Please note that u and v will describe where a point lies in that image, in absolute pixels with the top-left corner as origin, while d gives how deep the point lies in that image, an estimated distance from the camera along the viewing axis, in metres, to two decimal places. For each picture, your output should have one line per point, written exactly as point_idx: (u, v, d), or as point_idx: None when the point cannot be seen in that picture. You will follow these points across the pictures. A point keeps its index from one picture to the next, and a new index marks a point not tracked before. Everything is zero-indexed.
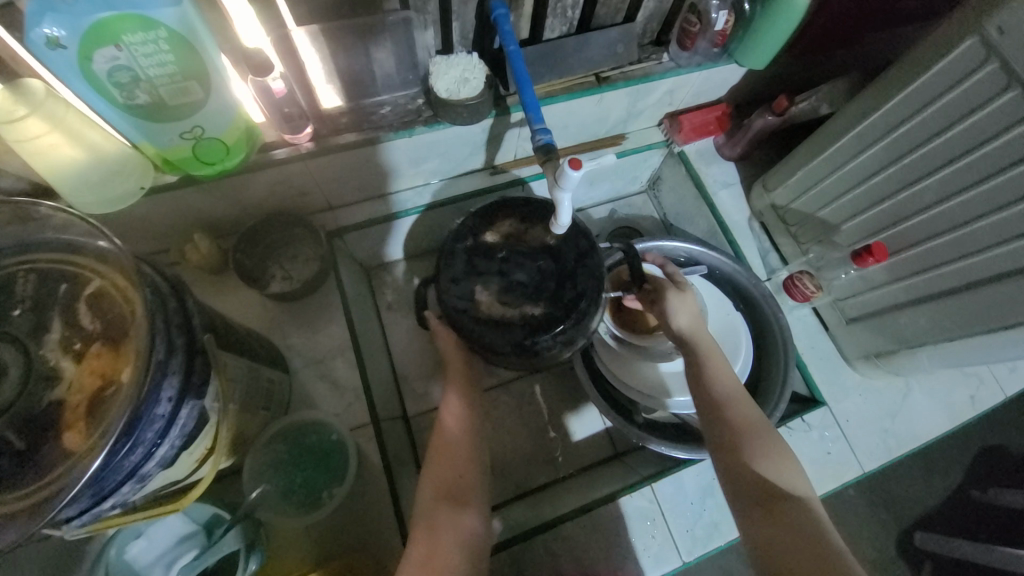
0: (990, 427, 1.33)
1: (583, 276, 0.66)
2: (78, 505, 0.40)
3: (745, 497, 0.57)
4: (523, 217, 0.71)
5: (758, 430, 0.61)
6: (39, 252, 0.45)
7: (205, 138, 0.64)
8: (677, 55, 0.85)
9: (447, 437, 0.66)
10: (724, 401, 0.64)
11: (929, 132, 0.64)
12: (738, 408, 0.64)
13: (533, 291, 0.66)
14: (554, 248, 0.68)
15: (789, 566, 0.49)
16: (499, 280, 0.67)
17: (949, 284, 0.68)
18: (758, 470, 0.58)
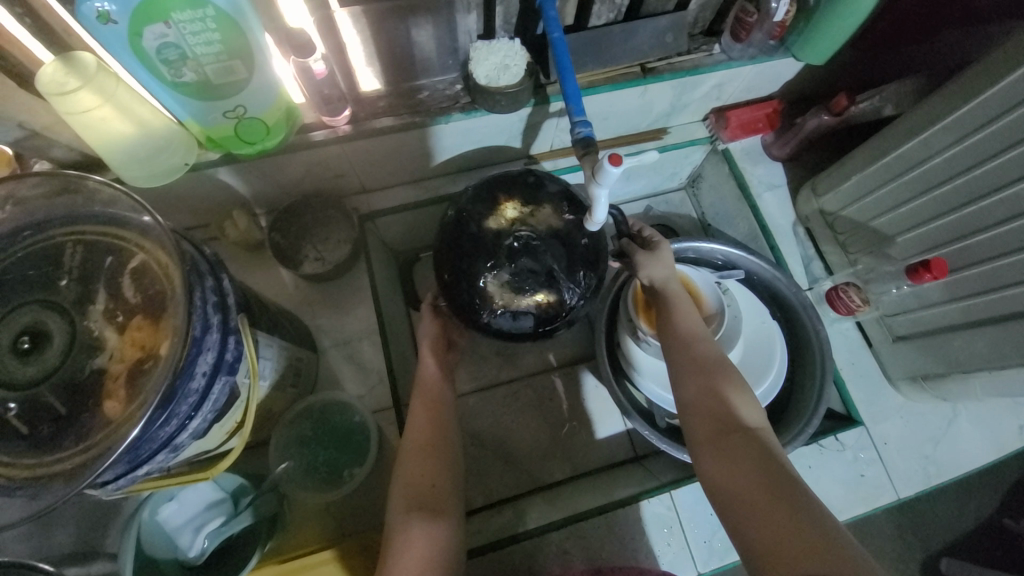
0: None
1: (588, 258, 0.69)
2: (115, 470, 0.42)
3: (700, 428, 0.56)
4: (524, 197, 0.71)
5: (719, 361, 0.59)
6: (88, 224, 0.47)
7: (247, 117, 0.65)
8: (729, 47, 0.81)
9: (419, 435, 0.65)
10: (686, 336, 0.62)
11: (1007, 141, 0.58)
12: (693, 338, 0.61)
13: (542, 279, 0.68)
14: (562, 233, 0.69)
15: (737, 492, 0.50)
16: (510, 268, 0.68)
17: (1014, 308, 0.63)
18: (717, 403, 0.56)
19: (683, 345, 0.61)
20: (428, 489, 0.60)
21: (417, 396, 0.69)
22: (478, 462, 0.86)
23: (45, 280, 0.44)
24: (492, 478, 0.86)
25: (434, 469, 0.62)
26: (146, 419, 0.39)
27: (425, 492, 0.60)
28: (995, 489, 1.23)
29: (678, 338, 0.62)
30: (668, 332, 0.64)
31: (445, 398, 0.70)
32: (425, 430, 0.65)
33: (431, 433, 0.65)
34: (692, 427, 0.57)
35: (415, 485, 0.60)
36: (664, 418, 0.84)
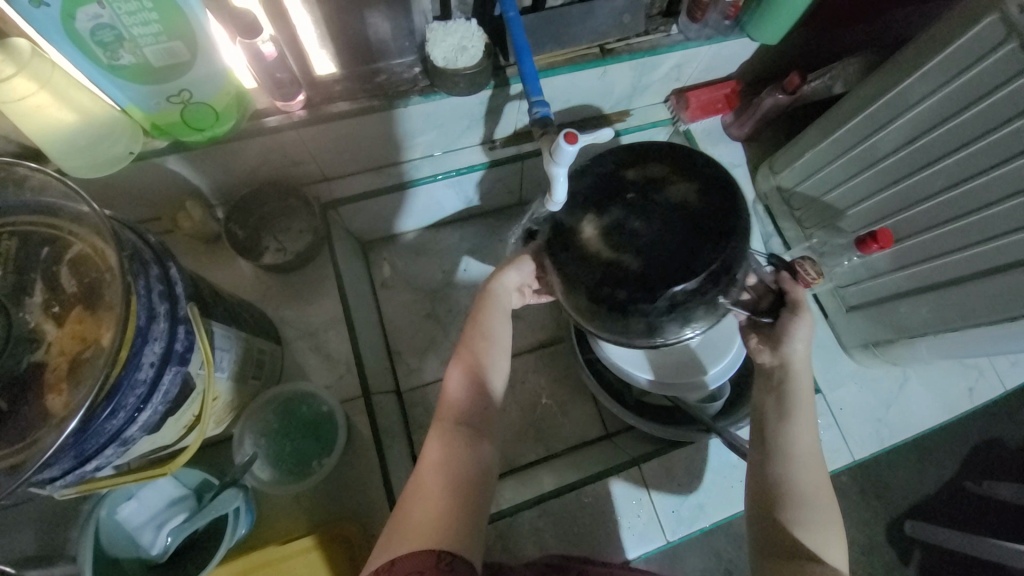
0: (988, 419, 1.33)
1: (720, 253, 0.47)
2: (61, 466, 0.40)
3: (770, 547, 0.53)
4: (684, 167, 0.51)
5: (813, 492, 0.55)
6: (18, 216, 0.44)
7: (194, 103, 0.63)
8: (686, 28, 0.82)
9: (459, 380, 0.59)
10: (794, 452, 0.56)
11: (942, 114, 0.61)
12: (805, 465, 0.56)
13: (659, 238, 0.48)
14: (700, 213, 0.48)
15: None
16: (613, 213, 0.49)
17: (953, 274, 0.66)
18: (798, 533, 0.53)
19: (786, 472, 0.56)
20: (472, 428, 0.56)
21: (462, 347, 0.62)
22: None
23: None
24: None
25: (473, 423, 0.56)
26: (86, 412, 0.38)
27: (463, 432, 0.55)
28: (948, 451, 1.31)
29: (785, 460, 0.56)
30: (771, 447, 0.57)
31: (495, 351, 0.61)
32: (465, 378, 0.59)
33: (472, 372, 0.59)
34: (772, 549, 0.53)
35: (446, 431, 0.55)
36: (634, 395, 0.85)
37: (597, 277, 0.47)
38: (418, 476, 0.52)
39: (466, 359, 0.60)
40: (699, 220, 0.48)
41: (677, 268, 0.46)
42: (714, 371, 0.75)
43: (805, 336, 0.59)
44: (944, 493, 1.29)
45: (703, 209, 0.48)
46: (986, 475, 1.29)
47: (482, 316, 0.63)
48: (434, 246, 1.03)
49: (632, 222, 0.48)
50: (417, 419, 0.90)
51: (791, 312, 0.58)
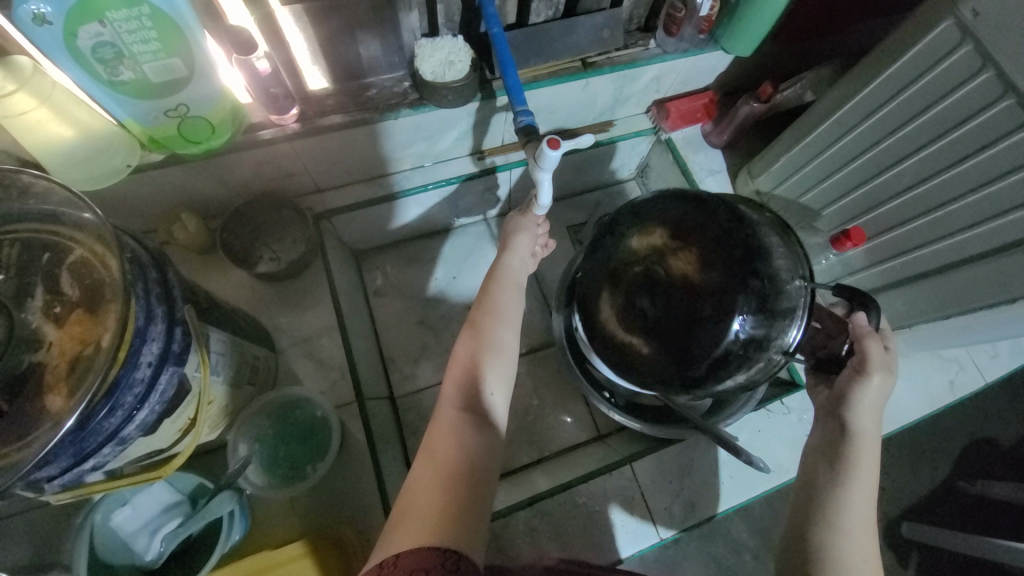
0: (976, 419, 1.35)
1: (718, 328, 0.57)
2: (58, 464, 0.41)
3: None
4: (681, 232, 0.61)
5: (860, 556, 0.52)
6: (21, 224, 0.46)
7: (190, 117, 0.65)
8: (663, 42, 0.86)
9: (458, 371, 0.60)
10: (846, 514, 0.55)
11: (904, 116, 0.65)
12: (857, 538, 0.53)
13: (670, 316, 0.58)
14: (697, 287, 0.58)
15: None
16: (624, 297, 0.61)
17: (927, 266, 0.69)
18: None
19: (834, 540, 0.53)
20: (471, 414, 0.57)
21: (462, 340, 0.63)
22: None
23: None
24: None
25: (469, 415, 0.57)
26: (87, 409, 0.39)
27: (461, 420, 0.56)
28: (941, 453, 1.33)
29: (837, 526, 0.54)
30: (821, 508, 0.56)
31: (496, 336, 0.63)
32: (463, 371, 0.60)
33: (470, 362, 0.60)
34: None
35: (447, 425, 0.56)
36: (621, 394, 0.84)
37: (619, 358, 0.62)
38: (415, 478, 0.52)
39: (466, 348, 0.62)
40: (704, 290, 0.58)
41: (680, 349, 0.58)
42: None
43: (872, 398, 0.60)
44: (939, 493, 1.30)
45: (699, 283, 0.58)
46: (979, 475, 1.31)
47: (490, 304, 0.66)
48: (426, 255, 1.05)
49: (644, 301, 0.60)
50: (411, 425, 0.90)
51: (856, 375, 0.61)
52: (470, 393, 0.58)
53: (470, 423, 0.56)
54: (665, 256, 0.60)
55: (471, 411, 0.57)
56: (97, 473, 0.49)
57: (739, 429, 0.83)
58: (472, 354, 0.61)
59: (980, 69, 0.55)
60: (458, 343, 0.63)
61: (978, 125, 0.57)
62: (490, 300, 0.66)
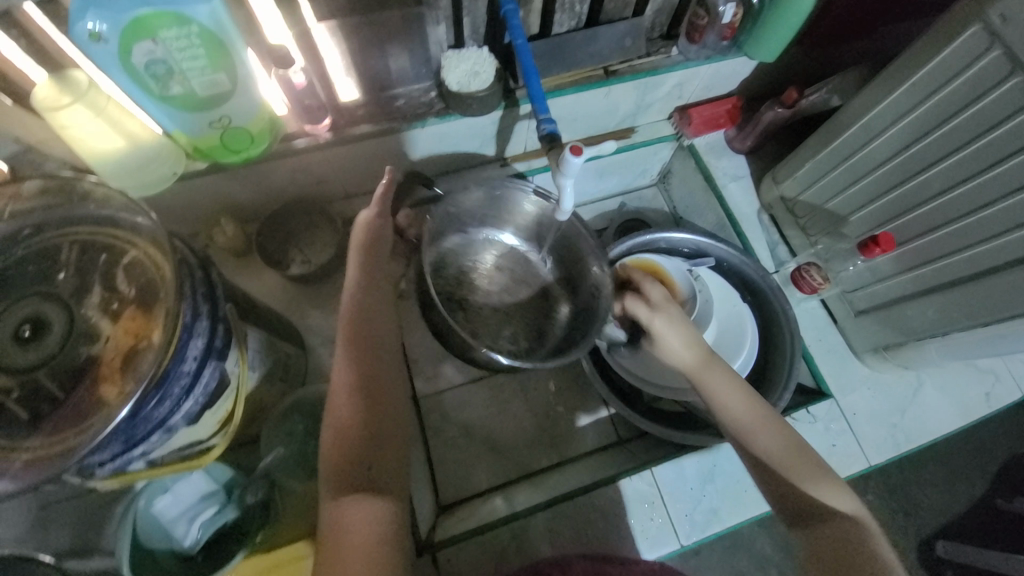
0: (1018, 436, 1.29)
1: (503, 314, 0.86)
2: (111, 451, 0.44)
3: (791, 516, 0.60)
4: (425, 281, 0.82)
5: (784, 458, 0.61)
6: (83, 225, 0.50)
7: (232, 127, 0.69)
8: (686, 49, 0.87)
9: (343, 387, 0.59)
10: (754, 441, 0.63)
11: (934, 120, 0.64)
12: (815, 476, 0.60)
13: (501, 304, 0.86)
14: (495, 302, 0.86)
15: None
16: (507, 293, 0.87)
17: (957, 274, 0.67)
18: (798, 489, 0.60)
19: (802, 494, 0.59)
20: (365, 391, 0.59)
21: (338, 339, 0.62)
22: (467, 453, 0.88)
23: (43, 275, 0.47)
24: (478, 468, 0.87)
25: (360, 457, 0.55)
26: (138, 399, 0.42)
27: (349, 492, 0.53)
28: (980, 469, 1.27)
29: (798, 477, 0.60)
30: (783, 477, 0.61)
31: (376, 311, 0.65)
32: (359, 358, 0.61)
33: (357, 355, 0.61)
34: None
35: (353, 521, 0.51)
36: (644, 401, 0.88)
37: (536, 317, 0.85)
38: (337, 519, 0.52)
39: (348, 345, 0.61)
40: (458, 243, 0.85)
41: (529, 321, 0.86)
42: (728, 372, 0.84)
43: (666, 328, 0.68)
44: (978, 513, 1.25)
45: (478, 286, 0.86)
46: None
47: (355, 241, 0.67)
48: None
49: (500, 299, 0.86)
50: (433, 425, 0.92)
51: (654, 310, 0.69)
52: (363, 394, 0.59)
53: (363, 488, 0.54)
54: (485, 281, 0.86)
55: (365, 435, 0.57)
56: (135, 463, 0.51)
57: None
58: (359, 347, 0.62)
59: (1011, 73, 0.54)
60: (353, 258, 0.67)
61: (1012, 128, 0.56)
62: (364, 234, 0.67)
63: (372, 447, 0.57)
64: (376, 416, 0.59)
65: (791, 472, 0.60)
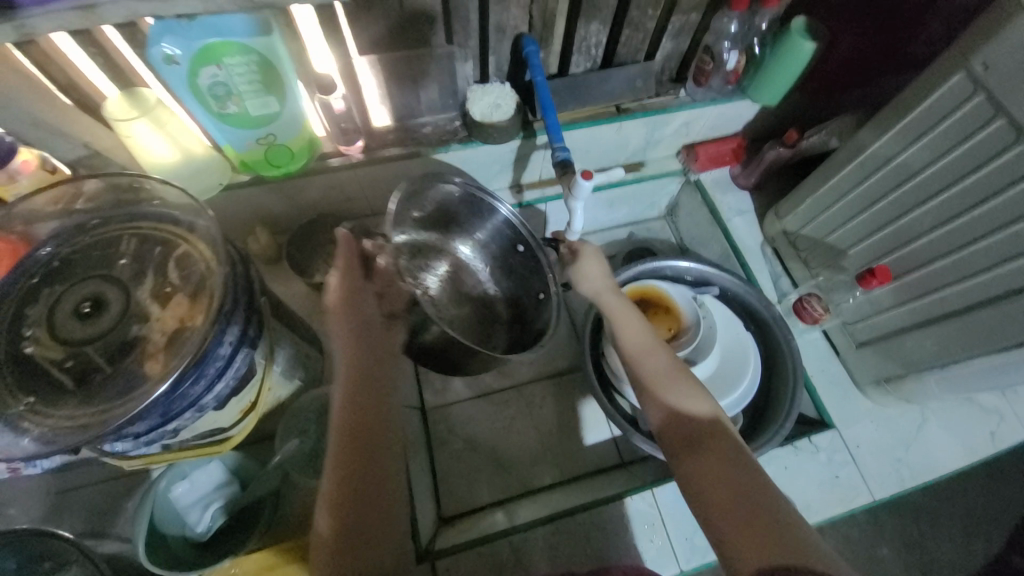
0: None
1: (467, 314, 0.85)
2: (147, 423, 0.48)
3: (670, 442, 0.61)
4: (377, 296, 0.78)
5: (666, 374, 0.65)
6: (143, 220, 0.56)
7: (276, 144, 0.76)
8: (693, 92, 0.94)
9: (332, 477, 0.55)
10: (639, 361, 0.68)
11: (924, 160, 0.68)
12: (686, 389, 0.64)
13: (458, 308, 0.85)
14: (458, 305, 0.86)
15: (718, 494, 0.54)
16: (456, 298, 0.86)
17: (952, 306, 0.69)
18: (672, 406, 0.62)
19: (674, 407, 0.62)
20: (361, 457, 0.56)
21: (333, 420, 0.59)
22: (471, 468, 0.89)
23: (105, 261, 0.52)
24: (481, 482, 0.88)
25: (353, 549, 0.52)
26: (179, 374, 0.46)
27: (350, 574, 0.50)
28: (999, 526, 1.23)
29: (672, 390, 0.63)
30: (664, 385, 0.64)
31: (361, 401, 0.60)
32: (352, 442, 0.57)
33: (350, 448, 0.57)
34: (703, 490, 0.55)
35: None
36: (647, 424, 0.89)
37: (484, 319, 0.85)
38: None
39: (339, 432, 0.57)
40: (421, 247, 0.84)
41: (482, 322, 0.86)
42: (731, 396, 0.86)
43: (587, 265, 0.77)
44: None
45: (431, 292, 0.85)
46: None
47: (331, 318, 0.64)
48: None
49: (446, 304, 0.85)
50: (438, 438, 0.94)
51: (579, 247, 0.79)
52: (355, 474, 0.55)
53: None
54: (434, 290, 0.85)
55: (358, 520, 0.53)
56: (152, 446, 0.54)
57: (765, 463, 0.81)
58: (352, 432, 0.58)
59: (993, 117, 0.59)
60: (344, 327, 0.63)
61: (998, 166, 0.60)
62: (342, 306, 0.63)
63: (368, 535, 0.53)
64: (371, 496, 0.55)
65: (665, 385, 0.64)
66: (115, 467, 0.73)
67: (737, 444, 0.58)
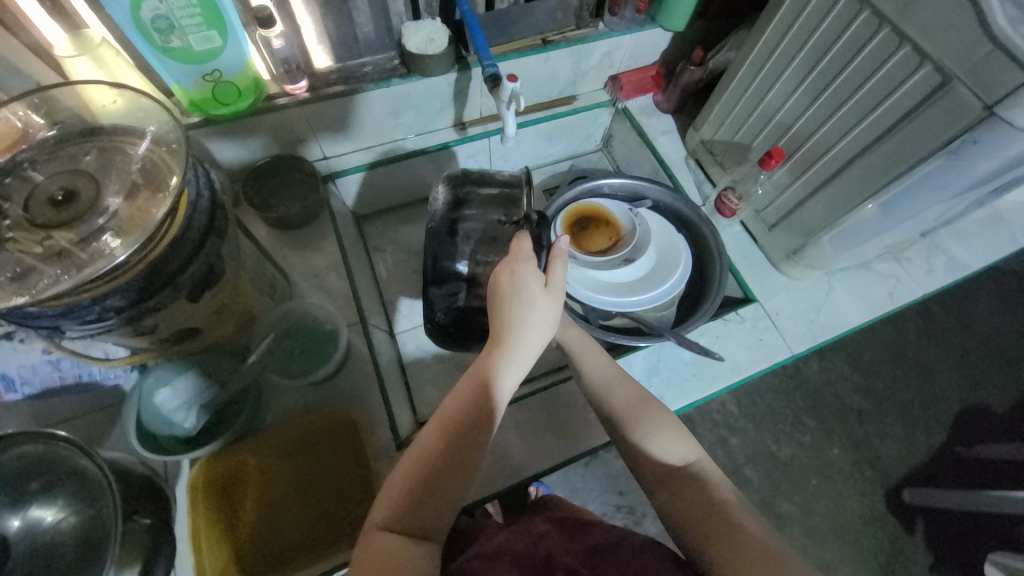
0: (965, 387, 1.42)
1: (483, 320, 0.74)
2: (125, 296, 0.53)
3: (650, 477, 0.66)
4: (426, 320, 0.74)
5: (634, 408, 0.69)
6: (103, 133, 0.60)
7: (222, 81, 0.81)
8: (609, 22, 1.03)
9: (432, 430, 0.59)
10: (598, 392, 0.72)
11: (796, 47, 0.80)
12: (658, 426, 0.67)
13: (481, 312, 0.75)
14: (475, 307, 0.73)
15: (696, 525, 0.59)
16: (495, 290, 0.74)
17: (831, 170, 0.81)
18: (648, 449, 0.66)
19: (642, 445, 0.66)
20: (469, 416, 0.58)
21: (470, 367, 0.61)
22: (444, 378, 0.96)
23: (73, 166, 0.57)
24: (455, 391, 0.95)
25: (413, 511, 0.55)
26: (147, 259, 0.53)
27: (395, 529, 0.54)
28: (938, 420, 1.38)
29: (641, 428, 0.67)
30: (630, 431, 0.68)
31: (495, 362, 0.60)
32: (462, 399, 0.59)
33: (447, 424, 0.58)
34: (685, 523, 0.61)
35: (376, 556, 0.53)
36: (597, 320, 0.98)
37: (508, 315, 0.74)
38: (372, 544, 0.54)
39: (463, 392, 0.59)
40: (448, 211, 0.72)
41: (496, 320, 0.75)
42: (666, 286, 0.96)
43: (517, 278, 0.62)
44: (940, 459, 1.34)
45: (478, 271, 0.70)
46: (975, 440, 1.37)
47: (510, 260, 0.63)
48: (416, 216, 1.17)
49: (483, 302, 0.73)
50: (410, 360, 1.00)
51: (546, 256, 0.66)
52: (454, 447, 0.57)
53: (410, 533, 0.54)
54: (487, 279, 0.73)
55: (426, 486, 0.57)
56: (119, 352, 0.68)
57: (699, 334, 0.93)
58: (471, 397, 0.59)
59: None
60: (505, 279, 0.62)
61: (850, 36, 0.72)
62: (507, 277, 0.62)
63: (432, 502, 0.56)
64: (451, 474, 0.57)
65: (637, 424, 0.67)
66: (97, 395, 0.76)
67: (712, 490, 0.62)
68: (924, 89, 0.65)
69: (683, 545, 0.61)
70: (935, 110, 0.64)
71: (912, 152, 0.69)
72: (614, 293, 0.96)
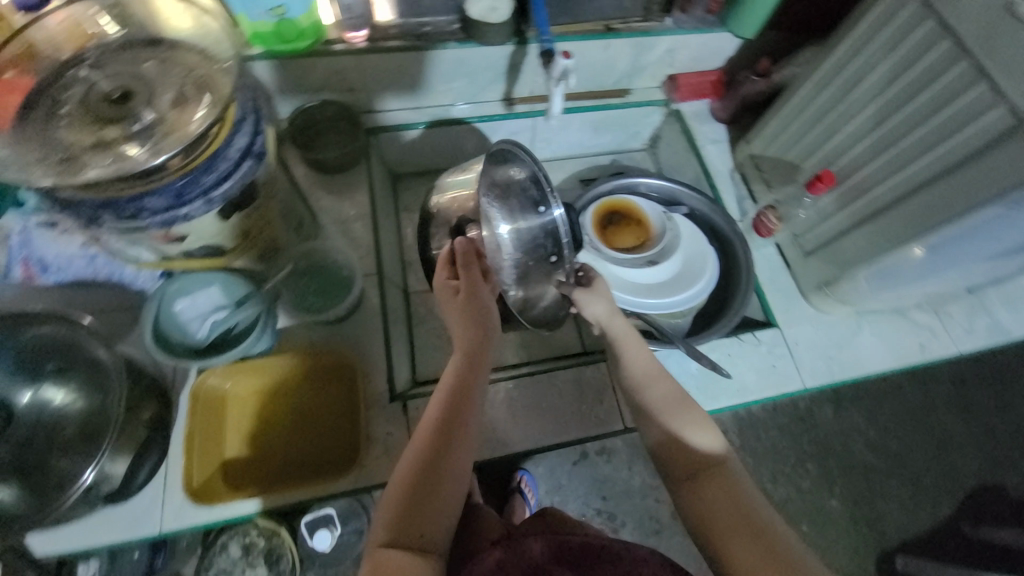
0: (988, 466, 1.33)
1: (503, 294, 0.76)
2: (163, 200, 0.56)
3: (684, 475, 0.64)
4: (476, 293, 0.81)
5: (673, 401, 0.68)
6: (165, 43, 0.63)
7: (287, 17, 0.83)
8: (678, 19, 1.01)
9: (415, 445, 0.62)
10: (643, 380, 0.70)
11: (868, 68, 0.76)
12: (695, 424, 0.66)
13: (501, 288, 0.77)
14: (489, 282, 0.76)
15: (727, 525, 0.58)
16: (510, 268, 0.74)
17: (879, 203, 0.77)
18: (688, 444, 0.64)
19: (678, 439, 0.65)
20: (451, 424, 0.62)
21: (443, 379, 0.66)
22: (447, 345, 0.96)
23: (133, 69, 0.60)
24: None
25: (413, 517, 0.57)
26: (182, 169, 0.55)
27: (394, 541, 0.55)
28: (950, 494, 1.30)
29: (681, 420, 0.66)
30: (671, 422, 0.66)
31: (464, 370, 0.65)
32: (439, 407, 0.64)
33: (426, 432, 0.62)
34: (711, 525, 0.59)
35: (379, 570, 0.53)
36: None
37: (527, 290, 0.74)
38: (375, 555, 0.55)
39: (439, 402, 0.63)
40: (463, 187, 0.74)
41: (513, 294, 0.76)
42: (683, 296, 0.95)
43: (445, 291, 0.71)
44: (943, 534, 1.27)
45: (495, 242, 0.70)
46: (985, 521, 1.29)
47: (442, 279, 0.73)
48: None
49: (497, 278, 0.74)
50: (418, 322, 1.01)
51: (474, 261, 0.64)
52: (437, 451, 0.60)
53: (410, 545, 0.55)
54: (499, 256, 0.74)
55: (419, 489, 0.58)
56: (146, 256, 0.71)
57: (711, 348, 0.91)
58: (445, 404, 0.63)
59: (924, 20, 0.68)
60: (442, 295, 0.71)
61: (928, 63, 0.68)
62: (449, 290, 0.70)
63: (430, 506, 0.58)
64: (442, 476, 0.59)
65: (675, 418, 0.66)
66: (123, 296, 0.79)
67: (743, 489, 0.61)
68: (995, 129, 0.61)
69: (707, 546, 0.59)
70: (1001, 154, 0.60)
71: (967, 196, 0.64)
72: (631, 292, 0.94)
